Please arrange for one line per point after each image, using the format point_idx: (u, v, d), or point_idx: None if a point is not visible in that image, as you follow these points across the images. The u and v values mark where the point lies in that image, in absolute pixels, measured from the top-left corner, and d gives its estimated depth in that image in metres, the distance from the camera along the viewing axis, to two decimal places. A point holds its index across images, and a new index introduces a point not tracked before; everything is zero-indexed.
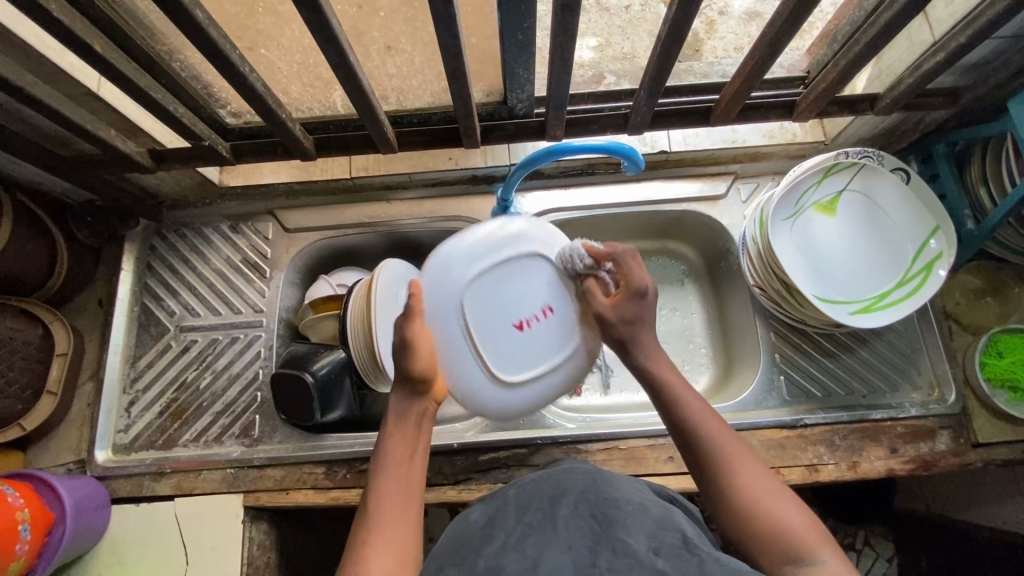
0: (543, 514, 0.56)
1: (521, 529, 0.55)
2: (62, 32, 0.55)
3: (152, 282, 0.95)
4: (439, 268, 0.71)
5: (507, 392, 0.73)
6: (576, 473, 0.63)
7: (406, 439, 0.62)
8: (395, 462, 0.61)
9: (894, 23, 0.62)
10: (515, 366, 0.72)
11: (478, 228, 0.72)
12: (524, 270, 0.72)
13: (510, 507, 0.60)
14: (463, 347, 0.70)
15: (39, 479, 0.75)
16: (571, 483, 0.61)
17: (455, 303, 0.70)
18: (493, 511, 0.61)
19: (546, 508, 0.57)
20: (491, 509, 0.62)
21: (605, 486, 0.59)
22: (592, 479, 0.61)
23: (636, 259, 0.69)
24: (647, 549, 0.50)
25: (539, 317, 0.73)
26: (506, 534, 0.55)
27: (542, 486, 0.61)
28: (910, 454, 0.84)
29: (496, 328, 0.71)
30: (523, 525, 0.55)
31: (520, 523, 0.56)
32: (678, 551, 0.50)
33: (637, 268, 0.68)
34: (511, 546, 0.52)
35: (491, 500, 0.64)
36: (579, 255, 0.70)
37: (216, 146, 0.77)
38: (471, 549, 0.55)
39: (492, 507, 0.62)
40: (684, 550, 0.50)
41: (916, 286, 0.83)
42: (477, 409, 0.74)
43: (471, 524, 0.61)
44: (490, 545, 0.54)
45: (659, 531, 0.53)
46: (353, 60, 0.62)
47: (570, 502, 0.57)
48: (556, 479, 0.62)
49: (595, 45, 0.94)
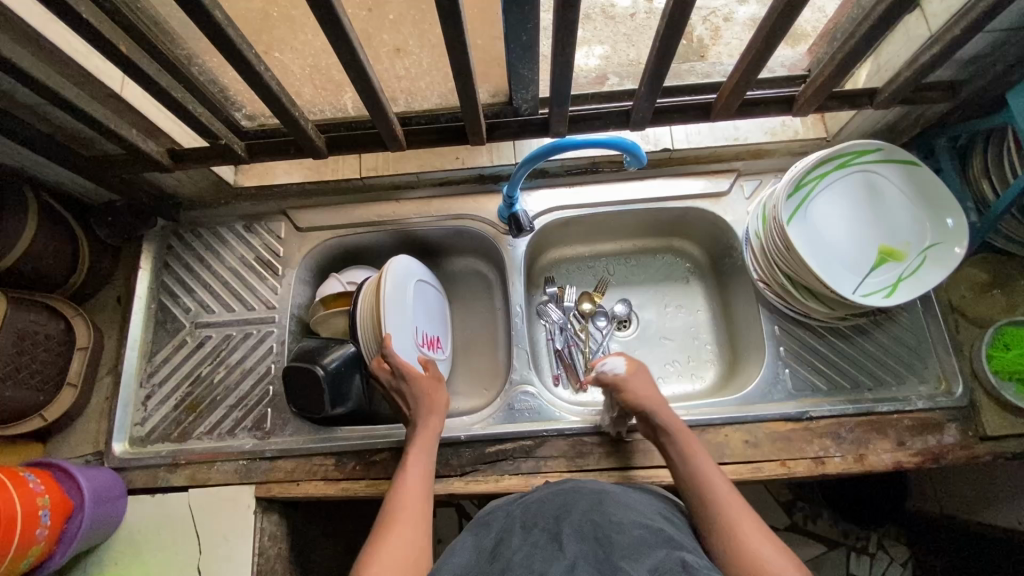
0: (549, 534, 0.59)
1: (527, 547, 0.58)
2: (91, 34, 0.57)
3: (169, 280, 0.98)
4: (819, 261, 0.84)
5: (936, 225, 0.84)
6: (582, 492, 0.66)
7: (421, 457, 0.77)
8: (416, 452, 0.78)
9: (888, 16, 0.63)
10: (901, 227, 0.85)
11: (826, 264, 0.85)
12: (928, 249, 0.83)
13: (517, 526, 0.62)
14: (864, 235, 0.86)
15: (57, 467, 0.78)
16: (578, 504, 0.63)
17: (849, 259, 0.85)
18: (498, 530, 0.63)
19: (551, 526, 0.60)
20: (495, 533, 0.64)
21: (610, 510, 0.62)
22: (598, 501, 0.64)
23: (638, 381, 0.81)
24: None
25: (904, 242, 0.85)
26: (512, 552, 0.57)
27: (546, 506, 0.64)
28: (918, 446, 0.84)
29: (865, 247, 0.85)
30: (529, 544, 0.58)
31: (525, 543, 0.58)
32: None
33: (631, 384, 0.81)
34: (517, 562, 0.55)
35: (503, 515, 0.67)
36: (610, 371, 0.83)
37: (232, 145, 0.79)
38: (480, 569, 0.58)
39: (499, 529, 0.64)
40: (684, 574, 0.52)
41: (941, 261, 0.83)
42: (835, 194, 0.87)
43: (481, 543, 0.63)
44: (496, 562, 0.57)
45: (659, 554, 0.55)
46: (365, 59, 0.64)
47: (573, 524, 0.60)
48: (560, 501, 0.65)
49: (602, 53, 0.92)
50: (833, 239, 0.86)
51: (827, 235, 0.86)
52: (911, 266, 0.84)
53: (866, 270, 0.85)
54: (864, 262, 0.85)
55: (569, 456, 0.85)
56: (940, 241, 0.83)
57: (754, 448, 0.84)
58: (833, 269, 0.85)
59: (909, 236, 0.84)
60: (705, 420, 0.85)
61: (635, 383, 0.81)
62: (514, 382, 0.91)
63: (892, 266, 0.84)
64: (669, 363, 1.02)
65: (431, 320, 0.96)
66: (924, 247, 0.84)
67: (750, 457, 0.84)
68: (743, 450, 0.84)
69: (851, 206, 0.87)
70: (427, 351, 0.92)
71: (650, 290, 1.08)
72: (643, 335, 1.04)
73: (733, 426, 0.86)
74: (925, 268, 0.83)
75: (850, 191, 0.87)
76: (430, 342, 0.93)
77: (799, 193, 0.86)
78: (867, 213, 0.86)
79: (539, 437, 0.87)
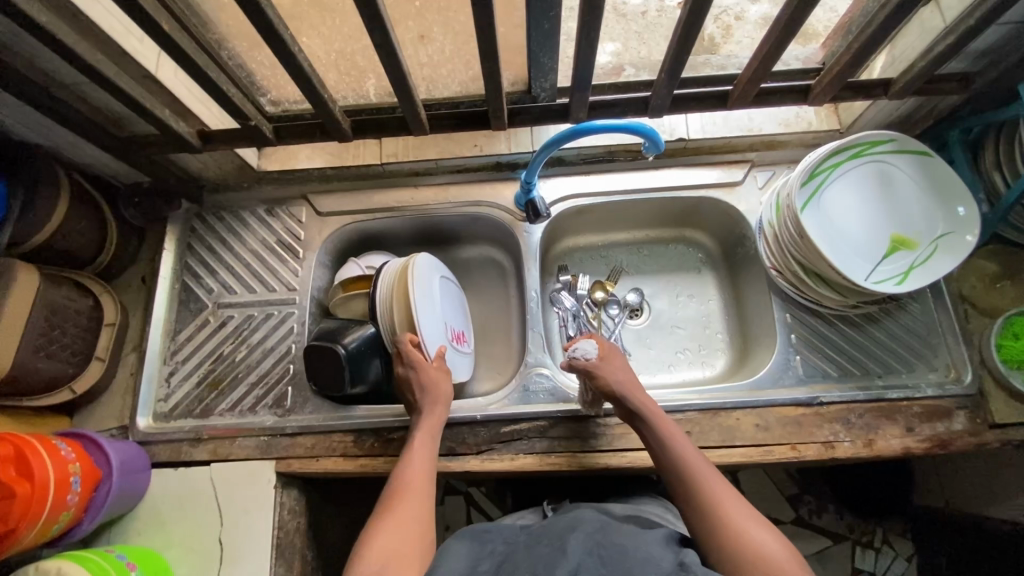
0: (553, 547, 0.63)
1: (532, 558, 0.62)
2: (136, 12, 0.60)
3: (193, 261, 1.00)
4: (830, 250, 0.86)
5: (946, 214, 0.85)
6: (583, 518, 0.69)
7: (426, 447, 0.77)
8: (419, 441, 0.77)
9: (903, 5, 0.65)
10: (912, 216, 0.86)
11: (837, 253, 0.86)
12: (938, 239, 0.85)
13: (521, 546, 0.66)
14: (874, 224, 0.88)
15: (88, 438, 0.80)
16: (581, 524, 0.67)
17: (859, 248, 0.87)
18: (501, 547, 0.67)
19: (554, 541, 0.64)
20: (497, 558, 0.65)
21: (612, 530, 0.66)
22: (600, 524, 0.68)
23: (611, 364, 0.82)
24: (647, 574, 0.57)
25: (913, 231, 0.86)
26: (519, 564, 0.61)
27: (550, 528, 0.68)
28: (927, 433, 0.85)
29: (875, 236, 0.87)
30: (534, 556, 0.62)
31: (531, 556, 0.62)
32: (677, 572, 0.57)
33: (609, 365, 0.82)
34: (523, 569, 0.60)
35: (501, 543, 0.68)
36: (583, 353, 0.83)
37: (261, 126, 0.82)
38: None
39: (500, 553, 0.66)
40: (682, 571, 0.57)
41: (950, 252, 0.84)
42: (846, 183, 0.88)
43: (478, 563, 0.64)
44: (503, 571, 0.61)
45: (662, 561, 0.59)
46: (395, 41, 0.66)
47: (575, 538, 0.64)
48: (564, 523, 0.68)
49: (613, 50, 0.88)
50: (844, 227, 0.88)
51: (837, 223, 0.88)
52: (922, 255, 0.85)
53: (878, 258, 0.87)
54: (874, 250, 0.87)
55: (583, 437, 0.87)
56: (953, 229, 0.84)
57: (765, 432, 0.86)
58: (844, 258, 0.86)
59: (919, 225, 0.86)
60: (717, 403, 0.87)
61: (610, 371, 0.81)
62: (529, 365, 0.93)
63: (903, 255, 0.86)
64: (681, 350, 1.04)
65: (456, 314, 0.98)
66: (934, 236, 0.85)
67: (761, 440, 0.85)
68: (754, 433, 0.86)
69: (863, 196, 0.88)
70: (455, 344, 0.94)
71: (662, 280, 1.09)
72: (655, 323, 1.06)
73: (745, 410, 0.87)
74: (936, 257, 0.85)
75: (863, 180, 0.88)
76: (457, 336, 0.96)
77: (813, 181, 0.88)
78: (877, 202, 0.88)
79: (553, 418, 0.89)
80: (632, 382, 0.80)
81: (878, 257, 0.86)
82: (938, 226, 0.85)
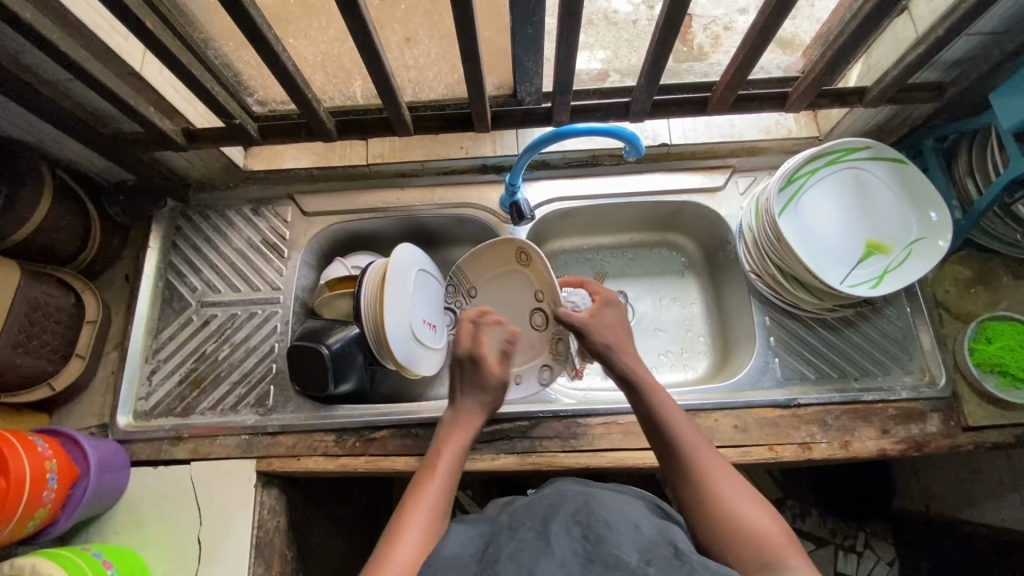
0: (537, 531, 0.58)
1: (515, 543, 0.57)
2: (119, 9, 0.60)
3: (176, 259, 1.00)
4: (808, 254, 0.87)
5: (919, 218, 0.87)
6: (570, 494, 0.64)
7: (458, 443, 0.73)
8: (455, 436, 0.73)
9: (874, 15, 0.67)
10: (886, 221, 0.88)
11: (814, 257, 0.88)
12: (912, 242, 0.87)
13: (505, 529, 0.60)
14: (852, 227, 0.89)
15: (66, 435, 0.79)
16: (566, 502, 0.62)
17: (836, 253, 0.89)
18: (488, 534, 0.62)
19: (538, 525, 0.58)
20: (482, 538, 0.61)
21: (597, 505, 0.61)
22: (585, 499, 0.62)
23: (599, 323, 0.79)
24: (639, 562, 0.52)
25: (888, 235, 0.88)
26: (503, 549, 0.56)
27: (534, 508, 0.63)
28: (901, 435, 0.86)
29: (852, 240, 0.89)
30: (517, 540, 0.57)
31: (516, 540, 0.57)
32: (669, 562, 0.52)
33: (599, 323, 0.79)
34: (505, 557, 0.54)
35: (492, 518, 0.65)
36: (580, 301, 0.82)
37: (246, 125, 0.82)
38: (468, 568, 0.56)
39: (485, 531, 0.63)
40: (675, 559, 0.52)
41: (924, 256, 0.86)
42: (823, 188, 0.90)
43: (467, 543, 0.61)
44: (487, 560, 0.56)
45: (653, 547, 0.55)
46: (378, 43, 0.67)
47: (561, 521, 0.58)
48: (549, 502, 0.63)
49: (604, 57, 0.91)
50: (821, 232, 0.89)
51: (815, 227, 0.89)
52: (897, 260, 0.87)
53: (854, 263, 0.88)
54: (851, 254, 0.89)
55: (563, 437, 0.88)
56: (926, 234, 0.86)
57: (743, 433, 0.87)
58: (821, 261, 0.88)
59: (893, 230, 0.88)
60: (697, 405, 0.88)
61: (597, 329, 0.79)
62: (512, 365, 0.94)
63: (877, 260, 0.88)
64: (663, 353, 1.05)
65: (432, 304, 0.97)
66: (908, 240, 0.87)
67: (739, 441, 0.86)
68: (733, 434, 0.87)
69: (840, 200, 0.90)
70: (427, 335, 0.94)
71: (646, 283, 1.11)
72: (638, 326, 1.07)
73: (723, 411, 0.88)
74: (911, 262, 0.86)
75: (840, 187, 0.90)
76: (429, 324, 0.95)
77: (790, 187, 0.89)
78: (853, 207, 0.90)
79: (533, 418, 0.89)
80: (622, 344, 0.78)
81: (854, 262, 0.88)
82: (912, 231, 0.87)
